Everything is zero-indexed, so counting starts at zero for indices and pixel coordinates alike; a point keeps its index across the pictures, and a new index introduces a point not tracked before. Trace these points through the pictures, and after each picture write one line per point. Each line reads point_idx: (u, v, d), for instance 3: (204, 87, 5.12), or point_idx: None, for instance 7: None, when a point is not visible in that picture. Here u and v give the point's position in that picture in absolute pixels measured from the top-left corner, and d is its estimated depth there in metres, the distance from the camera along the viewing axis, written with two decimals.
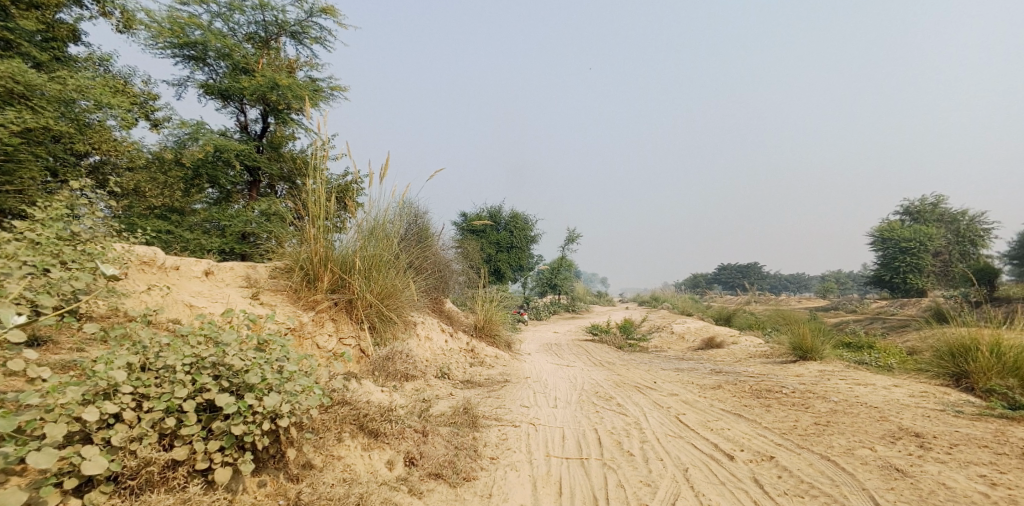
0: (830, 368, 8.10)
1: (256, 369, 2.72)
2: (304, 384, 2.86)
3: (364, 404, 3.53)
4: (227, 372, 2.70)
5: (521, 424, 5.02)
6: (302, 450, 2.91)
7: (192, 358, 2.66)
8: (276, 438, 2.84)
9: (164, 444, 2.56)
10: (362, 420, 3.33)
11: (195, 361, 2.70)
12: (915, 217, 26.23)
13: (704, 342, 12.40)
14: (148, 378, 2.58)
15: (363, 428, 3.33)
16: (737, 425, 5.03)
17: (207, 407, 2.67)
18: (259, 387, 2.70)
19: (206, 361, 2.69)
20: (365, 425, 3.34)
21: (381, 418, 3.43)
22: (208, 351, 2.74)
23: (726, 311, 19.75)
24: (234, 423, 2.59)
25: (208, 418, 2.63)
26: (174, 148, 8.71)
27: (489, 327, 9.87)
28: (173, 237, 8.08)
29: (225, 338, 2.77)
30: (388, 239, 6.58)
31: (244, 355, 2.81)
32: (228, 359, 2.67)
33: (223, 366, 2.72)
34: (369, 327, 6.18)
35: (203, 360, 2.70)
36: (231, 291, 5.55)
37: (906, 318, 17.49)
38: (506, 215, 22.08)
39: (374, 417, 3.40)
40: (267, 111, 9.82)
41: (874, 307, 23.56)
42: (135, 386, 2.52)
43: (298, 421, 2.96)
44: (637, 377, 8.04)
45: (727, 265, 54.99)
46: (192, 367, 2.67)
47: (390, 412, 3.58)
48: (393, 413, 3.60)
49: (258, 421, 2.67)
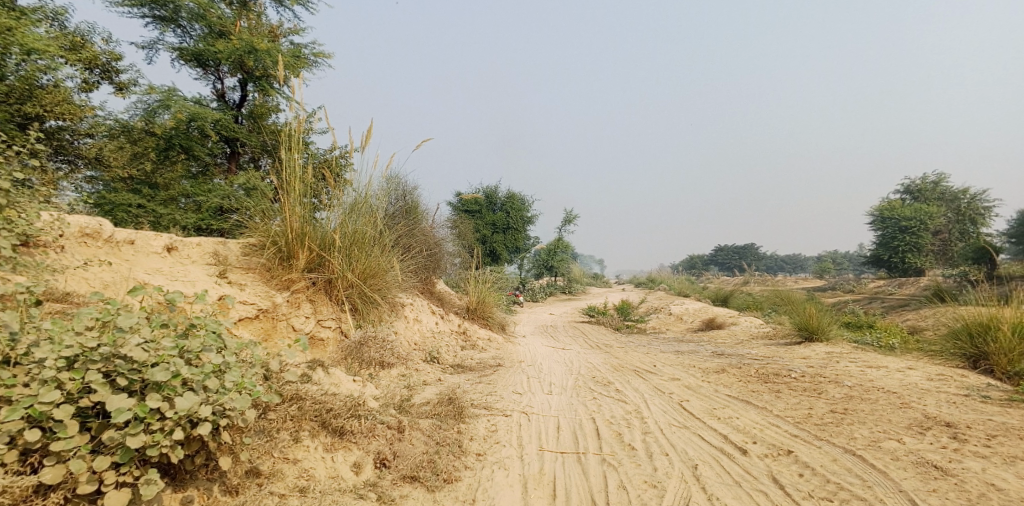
0: (838, 349, 7.74)
1: (165, 364, 2.30)
2: (233, 380, 2.44)
3: (329, 398, 3.14)
4: (125, 367, 2.27)
5: (512, 413, 4.65)
6: (239, 458, 2.54)
7: (75, 349, 2.23)
8: (204, 446, 2.44)
9: (32, 463, 2.16)
10: (325, 417, 2.95)
11: (81, 354, 2.27)
12: (916, 195, 25.78)
13: (705, 323, 12.06)
14: (12, 376, 2.18)
15: (326, 426, 2.95)
16: (746, 412, 4.66)
17: (96, 412, 2.25)
18: (169, 387, 2.29)
19: (94, 354, 2.26)
20: (328, 423, 2.96)
21: (347, 415, 3.05)
22: (99, 341, 2.30)
23: (724, 291, 19.46)
24: (131, 433, 2.18)
25: (97, 426, 2.21)
26: (144, 117, 8.08)
27: (481, 308, 9.46)
28: (144, 213, 7.59)
29: (122, 325, 2.32)
30: (372, 215, 6.11)
31: (152, 345, 2.39)
32: (125, 351, 2.23)
33: (120, 361, 2.30)
34: (350, 308, 5.74)
35: (90, 352, 2.27)
36: (194, 268, 4.98)
37: (907, 298, 17.24)
38: (499, 192, 21.58)
39: (340, 413, 3.02)
40: (246, 78, 9.22)
41: (873, 286, 23.37)
42: None
43: (234, 425, 2.56)
44: (636, 360, 7.69)
45: (723, 246, 54.77)
46: (75, 362, 2.25)
47: (359, 407, 3.20)
48: (362, 408, 3.21)
49: (167, 428, 2.24)
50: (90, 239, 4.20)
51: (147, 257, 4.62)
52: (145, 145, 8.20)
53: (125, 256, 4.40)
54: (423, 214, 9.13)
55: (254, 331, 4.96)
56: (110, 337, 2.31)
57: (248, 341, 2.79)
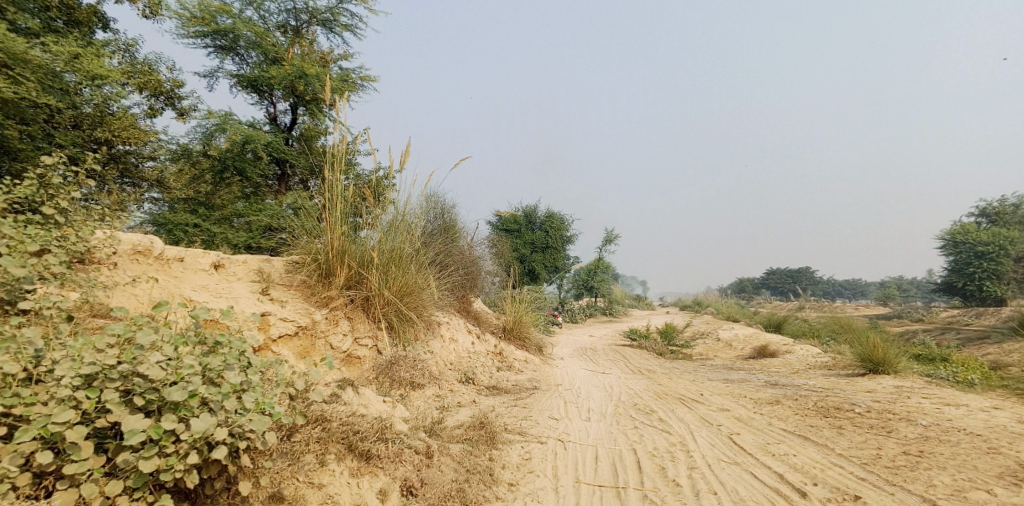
0: (907, 384, 7.12)
1: (181, 383, 2.27)
2: (250, 400, 2.38)
3: (357, 419, 3.04)
4: (142, 387, 2.26)
5: (548, 440, 4.43)
6: (261, 483, 2.45)
7: (93, 367, 2.23)
8: (223, 471, 2.36)
9: (44, 486, 2.13)
10: (351, 440, 2.85)
11: (99, 372, 2.27)
12: (990, 219, 24.01)
13: (756, 350, 11.44)
14: (32, 394, 2.19)
15: (353, 449, 2.84)
16: (804, 449, 4.27)
17: (115, 433, 2.24)
18: (185, 408, 2.25)
19: (113, 373, 2.25)
20: (354, 445, 2.85)
21: (375, 438, 2.93)
22: (118, 359, 2.30)
23: (777, 317, 18.54)
24: (144, 456, 2.13)
25: (112, 448, 2.18)
26: (202, 140, 8.41)
27: (520, 329, 9.28)
28: (199, 231, 7.83)
29: (140, 343, 2.32)
30: (411, 234, 6.09)
31: (172, 363, 2.37)
32: (142, 370, 2.22)
33: (138, 379, 2.28)
34: (387, 326, 5.69)
35: (109, 370, 2.27)
36: (239, 285, 5.01)
37: (983, 329, 15.92)
38: (542, 214, 21.45)
39: (367, 436, 2.91)
40: (296, 102, 9.51)
41: (942, 315, 21.76)
42: (11, 406, 2.14)
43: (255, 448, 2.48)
44: (681, 388, 7.30)
45: (774, 270, 52.64)
46: (94, 380, 2.24)
47: (387, 430, 3.08)
48: (390, 431, 3.09)
49: (181, 452, 2.19)
50: (140, 256, 4.29)
51: (194, 274, 4.69)
52: (201, 166, 8.52)
53: (173, 273, 4.49)
54: (463, 233, 9.09)
55: (293, 349, 4.91)
56: (129, 355, 2.30)
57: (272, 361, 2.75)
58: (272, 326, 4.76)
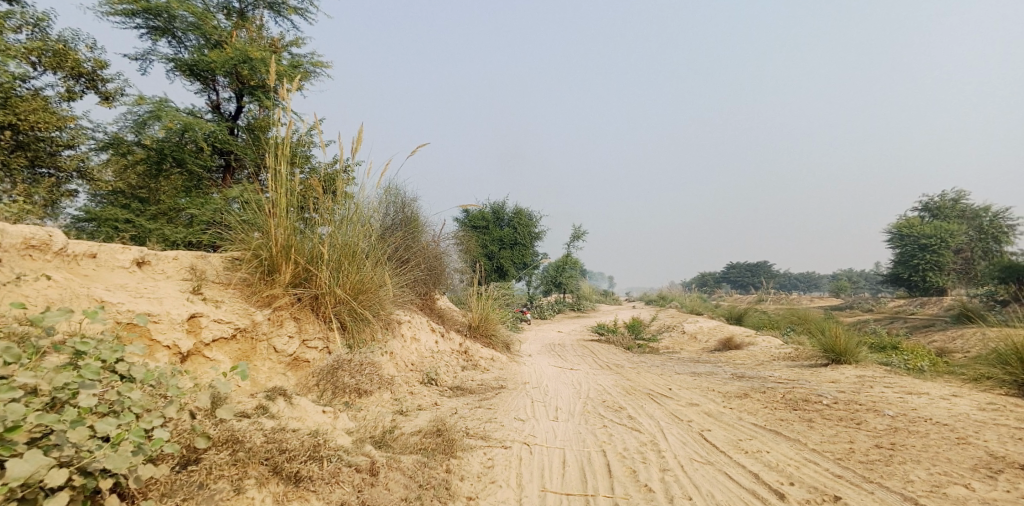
0: (870, 373, 7.16)
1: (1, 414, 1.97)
2: (104, 430, 2.09)
3: (285, 436, 2.69)
4: None
5: (512, 444, 4.16)
6: None
7: None
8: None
9: None
10: (276, 460, 2.51)
11: None
12: (935, 213, 25.02)
13: (721, 343, 11.45)
14: None
15: (278, 472, 2.50)
16: (777, 446, 4.12)
17: None
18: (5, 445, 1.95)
19: None
20: (280, 467, 2.51)
21: (305, 458, 2.60)
22: None
23: (738, 309, 18.83)
24: None
25: None
26: (134, 127, 7.75)
27: (484, 326, 8.97)
28: (133, 228, 7.28)
29: None
30: (365, 227, 5.69)
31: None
32: None
33: None
34: (339, 326, 5.30)
35: None
36: (166, 284, 4.53)
37: (931, 318, 16.50)
38: (507, 209, 21.16)
39: (296, 456, 2.57)
40: (240, 88, 8.89)
41: (892, 305, 22.58)
42: None
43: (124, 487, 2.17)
44: (649, 383, 7.15)
45: (734, 263, 53.87)
46: None
47: (322, 447, 2.74)
48: (326, 448, 2.75)
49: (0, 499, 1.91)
50: (37, 251, 3.74)
51: (110, 273, 4.21)
52: (136, 157, 7.87)
53: (81, 271, 4.01)
54: (423, 228, 8.71)
55: (229, 354, 4.48)
56: None
57: (155, 376, 2.47)
58: (204, 328, 4.32)
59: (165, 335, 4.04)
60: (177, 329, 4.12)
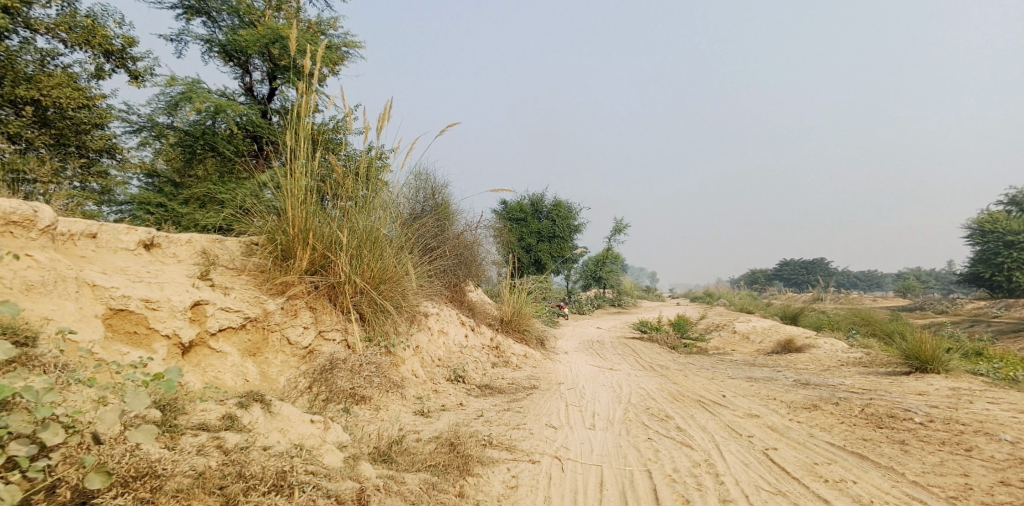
0: (962, 385, 6.21)
1: None
2: None
3: (249, 462, 2.23)
4: None
5: (542, 458, 3.61)
6: None
7: None
8: None
9: None
10: (228, 495, 2.06)
11: None
12: (1021, 208, 22.73)
13: (780, 344, 10.48)
14: None
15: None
16: (864, 472, 3.41)
17: None
18: None
19: None
20: (234, 501, 2.06)
21: (269, 492, 2.13)
22: None
23: (794, 308, 17.56)
24: None
25: None
26: (167, 109, 7.57)
27: (518, 320, 8.43)
28: (164, 212, 6.99)
29: None
30: (388, 210, 5.21)
31: None
32: None
33: None
34: (357, 318, 4.88)
35: None
36: (174, 267, 4.17)
37: (1018, 322, 14.87)
38: (548, 201, 20.48)
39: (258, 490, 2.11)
40: (273, 70, 8.61)
41: (968, 307, 20.67)
42: None
43: None
44: (698, 387, 6.45)
45: (788, 261, 51.33)
46: None
47: (294, 474, 2.27)
48: (300, 475, 2.29)
49: None
50: (19, 228, 3.39)
51: (109, 254, 3.87)
52: (169, 140, 7.67)
53: (77, 252, 3.72)
54: (455, 216, 8.20)
55: (238, 345, 4.08)
56: None
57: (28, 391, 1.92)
58: (209, 317, 3.91)
59: (165, 323, 3.62)
60: (179, 317, 3.70)
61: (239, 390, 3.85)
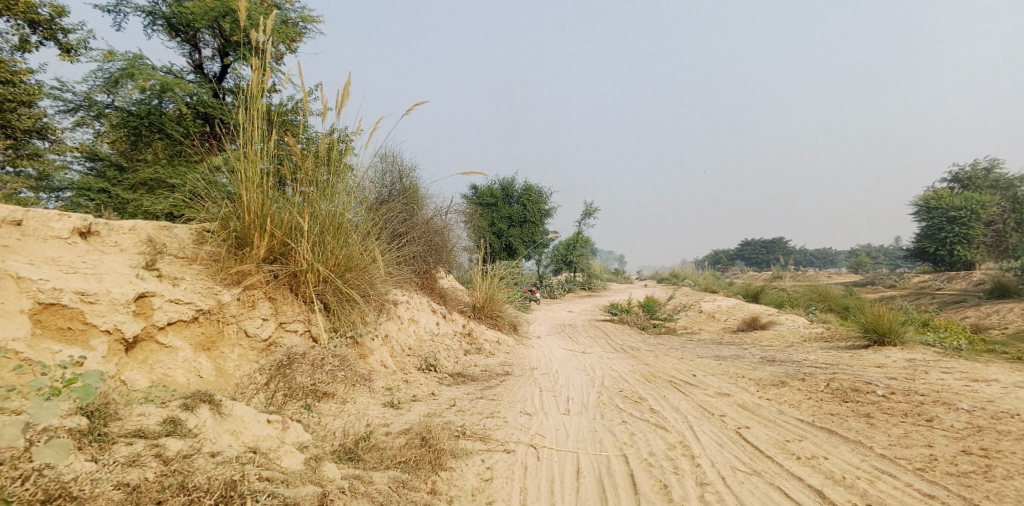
0: (920, 357, 6.43)
1: None
2: None
3: (193, 471, 2.05)
4: None
5: (517, 446, 3.52)
6: None
7: None
8: None
9: None
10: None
11: None
12: (965, 185, 23.82)
13: (746, 322, 10.69)
14: None
15: None
16: (834, 448, 3.45)
17: None
18: None
19: None
20: None
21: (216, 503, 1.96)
22: None
23: (757, 286, 18.01)
24: None
25: None
26: (106, 86, 7.06)
27: (489, 306, 8.32)
28: (107, 198, 6.51)
29: None
30: (351, 195, 4.97)
31: None
32: None
33: None
34: (321, 308, 4.67)
35: None
36: (115, 257, 3.86)
37: (964, 293, 15.64)
38: (517, 185, 20.32)
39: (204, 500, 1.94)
40: (224, 45, 8.13)
41: (918, 281, 21.64)
42: None
43: None
44: (670, 367, 6.48)
45: (749, 240, 52.74)
46: None
47: (246, 483, 2.10)
48: (252, 483, 2.12)
49: None
50: None
51: (37, 244, 3.54)
52: (109, 121, 7.16)
53: (2, 243, 3.39)
54: (423, 200, 7.99)
55: (190, 339, 3.81)
56: None
57: None
58: (156, 310, 3.65)
59: (105, 318, 3.35)
60: (121, 311, 3.43)
61: (191, 387, 3.61)
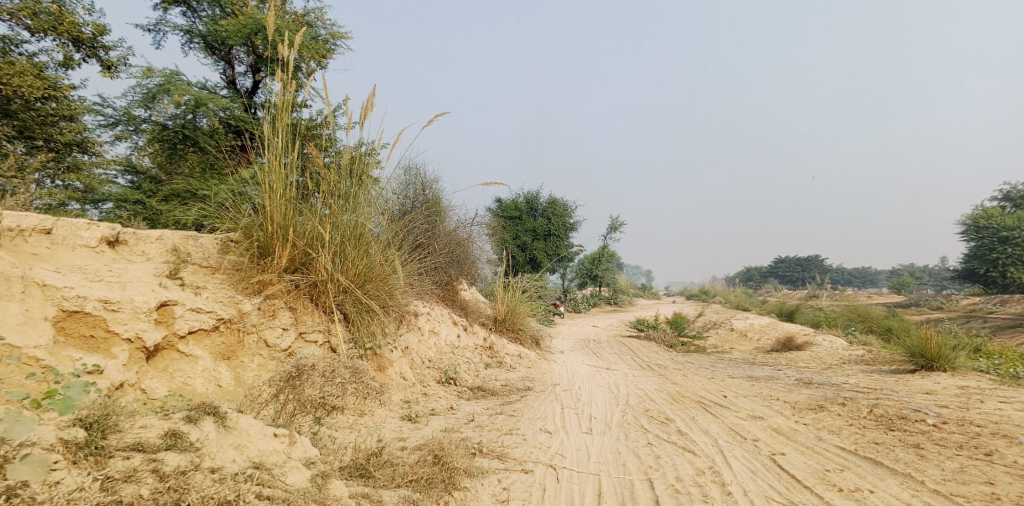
0: (970, 383, 6.02)
1: None
2: None
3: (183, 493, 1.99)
4: None
5: (536, 466, 3.37)
6: None
7: None
8: None
9: None
10: None
11: None
12: (1015, 203, 22.70)
13: (779, 342, 10.28)
14: None
15: None
16: (881, 480, 3.19)
17: None
18: None
19: None
20: None
21: None
22: None
23: (790, 305, 17.42)
24: None
25: None
26: (143, 101, 7.28)
27: (512, 320, 8.19)
28: (140, 209, 6.67)
29: None
30: (373, 204, 4.92)
31: None
32: None
33: None
34: (342, 318, 4.62)
35: None
36: (140, 265, 3.88)
37: (1015, 317, 14.78)
38: (544, 199, 20.22)
39: None
40: (257, 62, 8.32)
41: (964, 303, 20.62)
42: None
43: None
44: (698, 387, 6.23)
45: (782, 258, 51.34)
46: None
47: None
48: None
49: None
50: None
51: (65, 252, 3.58)
52: (146, 135, 7.37)
53: (30, 249, 3.43)
54: (447, 212, 7.95)
55: (211, 349, 3.79)
56: None
57: None
58: (177, 318, 3.64)
59: (126, 326, 3.35)
60: (142, 319, 3.43)
61: (210, 396, 3.57)
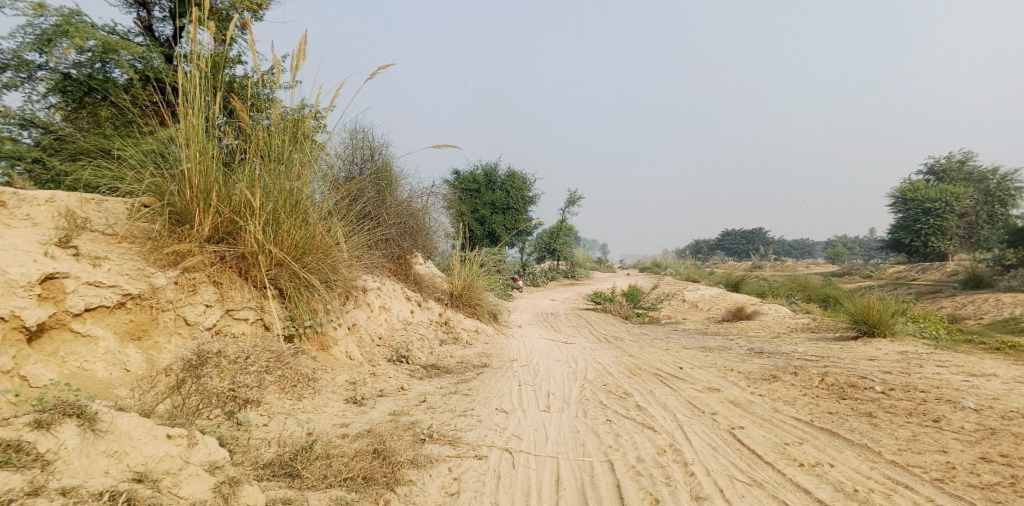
0: (910, 349, 6.22)
1: None
2: None
3: None
4: None
5: (489, 451, 3.14)
6: None
7: None
8: None
9: None
10: None
11: None
12: (939, 176, 24.08)
13: (730, 312, 10.45)
14: None
15: None
16: (838, 452, 3.14)
17: None
18: None
19: None
20: None
21: None
22: None
23: (736, 276, 17.89)
24: None
25: None
26: (37, 43, 6.39)
27: (468, 294, 7.90)
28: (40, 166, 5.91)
29: None
30: (311, 168, 4.46)
31: None
32: None
33: None
34: (276, 294, 4.20)
35: None
36: (24, 231, 3.34)
37: (938, 284, 15.70)
38: (500, 172, 19.77)
39: None
40: (177, 6, 7.49)
41: (892, 271, 21.84)
42: None
43: None
44: (655, 359, 6.17)
45: (729, 231, 53.05)
46: None
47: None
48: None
49: None
50: None
51: None
52: (43, 83, 6.50)
53: None
54: (397, 181, 7.49)
55: (115, 328, 3.33)
56: None
57: None
58: (69, 294, 3.17)
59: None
60: (20, 295, 2.95)
61: (114, 383, 3.12)
